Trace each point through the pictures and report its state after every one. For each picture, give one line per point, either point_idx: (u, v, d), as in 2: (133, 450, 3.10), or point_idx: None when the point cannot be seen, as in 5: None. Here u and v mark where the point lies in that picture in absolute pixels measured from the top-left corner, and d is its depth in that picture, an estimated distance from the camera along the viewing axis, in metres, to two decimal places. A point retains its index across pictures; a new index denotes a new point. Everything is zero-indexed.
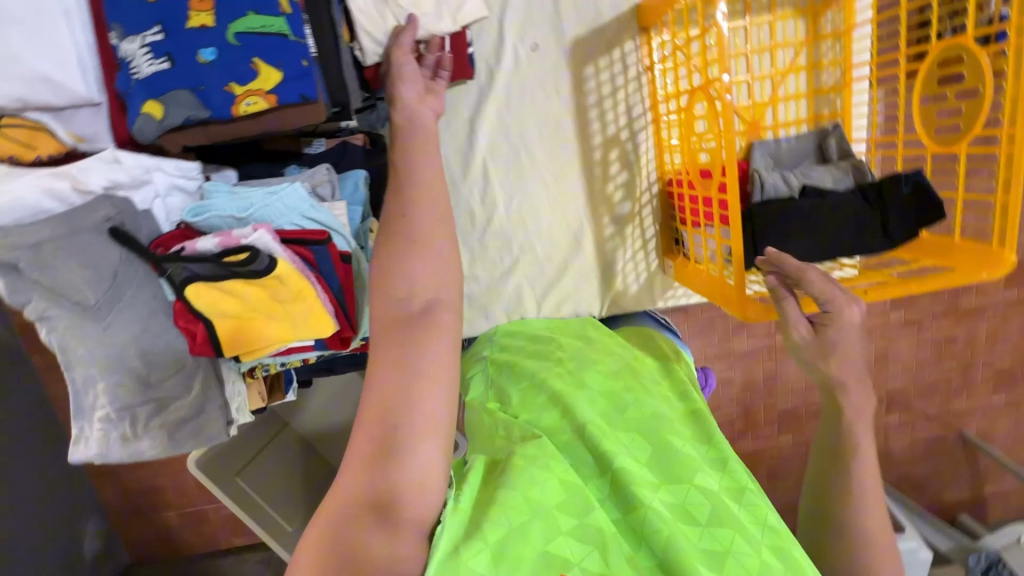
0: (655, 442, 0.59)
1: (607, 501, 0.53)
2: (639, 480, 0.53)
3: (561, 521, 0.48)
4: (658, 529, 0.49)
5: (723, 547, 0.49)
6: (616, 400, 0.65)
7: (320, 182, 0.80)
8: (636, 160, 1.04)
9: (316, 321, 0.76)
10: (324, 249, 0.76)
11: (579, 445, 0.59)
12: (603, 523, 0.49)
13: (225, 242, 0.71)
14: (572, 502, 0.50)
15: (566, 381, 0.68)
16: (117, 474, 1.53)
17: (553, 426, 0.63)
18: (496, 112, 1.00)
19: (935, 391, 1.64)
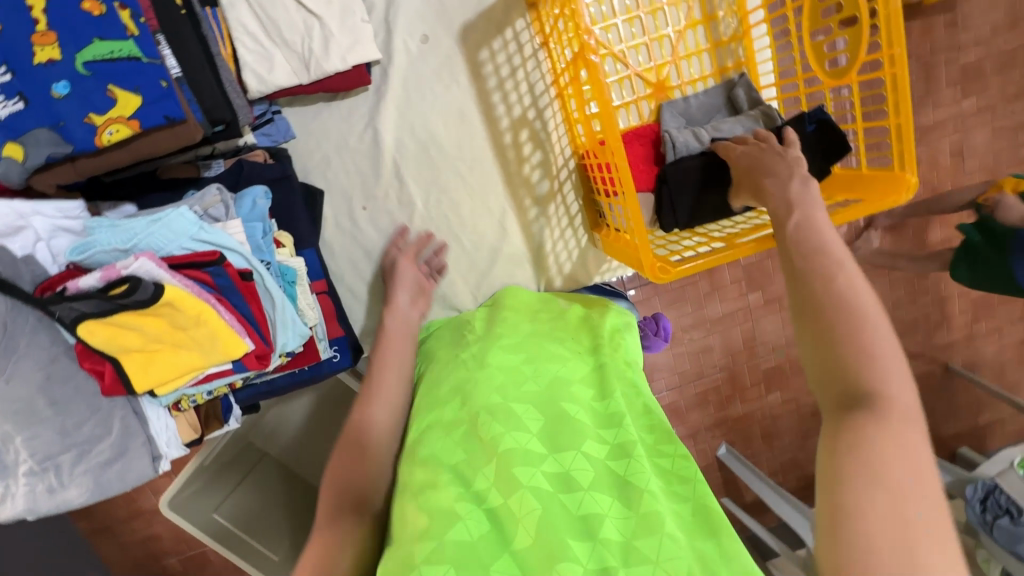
0: (547, 414, 0.59)
1: (490, 488, 0.52)
2: (519, 459, 0.53)
3: (417, 555, 0.47)
4: (530, 513, 0.49)
5: (597, 510, 0.50)
6: (516, 382, 0.64)
7: (212, 204, 0.80)
8: (546, 138, 1.04)
9: (224, 343, 0.76)
10: (220, 269, 0.75)
11: (470, 437, 0.58)
12: (467, 536, 0.48)
13: (107, 275, 0.69)
14: (437, 526, 0.49)
15: (471, 369, 0.68)
16: (106, 532, 1.59)
17: (450, 424, 0.62)
18: (398, 110, 0.99)
19: (915, 328, 1.62)
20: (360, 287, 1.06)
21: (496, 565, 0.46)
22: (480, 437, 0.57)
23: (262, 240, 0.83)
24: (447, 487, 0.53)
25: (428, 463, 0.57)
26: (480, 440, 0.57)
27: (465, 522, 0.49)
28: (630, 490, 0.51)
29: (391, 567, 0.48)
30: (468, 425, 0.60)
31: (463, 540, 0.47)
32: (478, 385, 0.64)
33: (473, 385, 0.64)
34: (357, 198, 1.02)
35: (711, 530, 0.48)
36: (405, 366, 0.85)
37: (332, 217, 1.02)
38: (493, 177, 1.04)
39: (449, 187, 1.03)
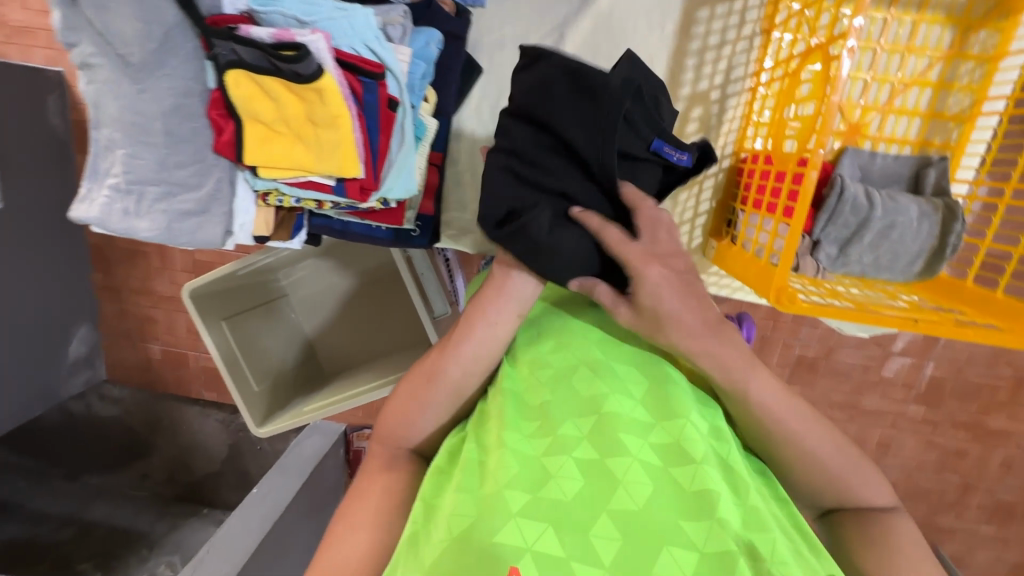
0: (649, 379, 0.64)
1: (583, 442, 0.56)
2: (624, 427, 0.57)
3: (511, 504, 0.52)
4: (634, 486, 0.53)
5: (709, 487, 0.53)
6: (613, 343, 0.68)
7: (393, 22, 0.76)
8: (716, 125, 0.97)
9: (343, 157, 0.74)
10: (374, 85, 0.72)
11: (560, 390, 0.62)
12: (563, 493, 0.53)
13: (280, 35, 0.67)
14: (528, 480, 0.54)
15: (565, 321, 0.71)
16: (121, 294, 1.69)
17: (538, 371, 0.65)
18: (592, 27, 0.94)
19: (979, 520, 1.42)
20: (467, 180, 1.04)
21: (598, 525, 0.51)
22: (566, 392, 0.61)
23: (418, 80, 0.80)
24: (537, 438, 0.58)
25: (512, 415, 0.61)
26: (570, 396, 0.61)
27: (557, 480, 0.54)
28: (731, 472, 0.57)
29: (481, 515, 0.52)
30: (558, 371, 0.64)
31: (560, 498, 0.52)
32: (572, 339, 0.68)
33: (565, 340, 0.68)
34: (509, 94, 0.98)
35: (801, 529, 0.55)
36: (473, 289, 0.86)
37: (476, 102, 0.99)
38: None
39: None
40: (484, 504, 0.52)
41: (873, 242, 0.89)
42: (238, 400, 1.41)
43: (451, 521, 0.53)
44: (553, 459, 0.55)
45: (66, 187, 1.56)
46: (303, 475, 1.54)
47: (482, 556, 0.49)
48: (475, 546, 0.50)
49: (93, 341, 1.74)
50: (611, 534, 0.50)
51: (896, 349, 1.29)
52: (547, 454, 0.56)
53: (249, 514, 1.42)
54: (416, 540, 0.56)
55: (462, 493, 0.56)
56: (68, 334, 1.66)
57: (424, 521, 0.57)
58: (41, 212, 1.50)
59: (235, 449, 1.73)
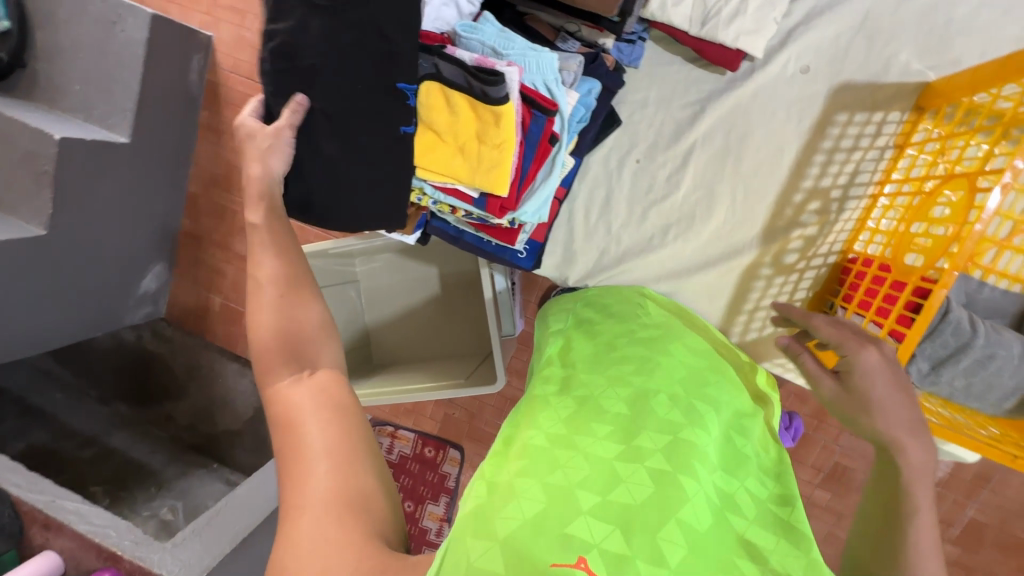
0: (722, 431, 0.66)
1: (658, 453, 0.58)
2: (698, 458, 0.59)
3: (581, 503, 0.52)
4: (700, 511, 0.54)
5: (763, 542, 0.54)
6: (697, 380, 0.72)
7: (568, 68, 0.84)
8: (832, 221, 1.00)
9: (497, 175, 0.81)
10: (543, 120, 0.80)
11: (638, 405, 0.65)
12: (632, 499, 0.53)
13: (480, 61, 0.76)
14: (601, 483, 0.54)
15: (651, 351, 0.76)
16: (200, 243, 1.83)
17: (611, 383, 0.70)
18: (733, 107, 1.00)
19: None
20: (580, 217, 1.09)
21: (665, 530, 0.51)
22: (647, 412, 0.64)
23: (575, 123, 0.88)
24: (609, 441, 0.60)
25: (579, 420, 0.63)
26: (650, 413, 0.64)
27: (627, 485, 0.55)
28: (798, 531, 0.56)
29: (548, 506, 0.51)
30: (637, 392, 0.67)
31: (629, 504, 0.53)
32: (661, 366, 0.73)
33: (650, 367, 0.71)
34: (638, 150, 1.05)
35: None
36: (557, 313, 0.96)
37: (605, 150, 1.06)
38: (757, 217, 1.03)
39: (717, 196, 1.03)
40: (552, 497, 0.52)
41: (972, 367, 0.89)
42: None
43: (521, 506, 0.51)
44: (624, 463, 0.57)
45: (187, 137, 1.70)
46: None
47: (539, 550, 0.47)
48: (545, 532, 0.49)
49: (163, 278, 1.87)
50: (674, 542, 0.50)
51: (936, 480, 1.26)
52: (616, 461, 0.57)
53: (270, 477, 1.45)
54: (475, 509, 0.53)
55: (532, 471, 0.56)
56: (146, 269, 1.79)
57: (478, 496, 0.55)
58: (164, 155, 1.64)
59: None
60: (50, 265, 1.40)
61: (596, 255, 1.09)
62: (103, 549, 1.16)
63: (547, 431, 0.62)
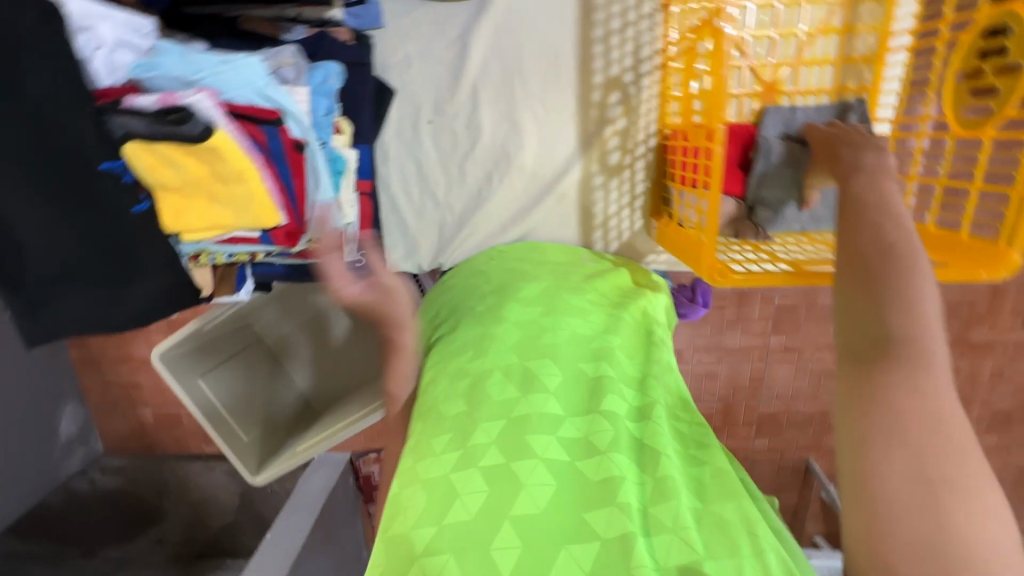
0: (565, 372, 0.61)
1: (493, 447, 0.51)
2: (534, 425, 0.53)
3: (416, 545, 0.44)
4: (540, 487, 0.47)
5: (617, 471, 0.48)
6: (538, 333, 0.67)
7: (284, 63, 0.75)
8: (636, 104, 0.97)
9: (259, 209, 0.73)
10: (276, 131, 0.72)
11: (473, 396, 0.58)
12: (467, 513, 0.46)
13: (164, 100, 0.65)
14: (437, 508, 0.47)
15: (487, 323, 0.71)
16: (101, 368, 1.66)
17: (451, 382, 0.63)
18: (494, 29, 0.93)
19: None
20: (402, 200, 1.02)
21: (501, 536, 0.43)
22: (482, 401, 0.57)
23: (322, 117, 0.79)
24: (449, 453, 0.52)
25: (419, 444, 0.56)
26: (484, 400, 0.57)
27: (463, 499, 0.47)
28: (652, 453, 0.51)
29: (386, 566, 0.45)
30: (471, 380, 0.61)
31: (464, 520, 0.45)
32: (496, 336, 0.67)
33: (484, 346, 0.65)
34: (425, 109, 0.97)
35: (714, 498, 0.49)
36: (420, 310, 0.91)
37: (394, 123, 0.98)
38: (567, 128, 0.98)
39: (520, 124, 0.98)
40: (392, 548, 0.46)
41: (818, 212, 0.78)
42: (228, 452, 1.37)
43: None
44: (456, 472, 0.49)
45: None
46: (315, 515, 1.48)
47: None
48: None
49: (83, 419, 1.70)
50: (511, 544, 0.43)
51: None
52: (449, 474, 0.49)
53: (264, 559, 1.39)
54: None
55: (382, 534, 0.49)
56: (57, 416, 1.62)
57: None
58: None
59: (246, 497, 1.66)
60: None
61: (436, 229, 1.04)
62: None
63: (398, 475, 0.54)
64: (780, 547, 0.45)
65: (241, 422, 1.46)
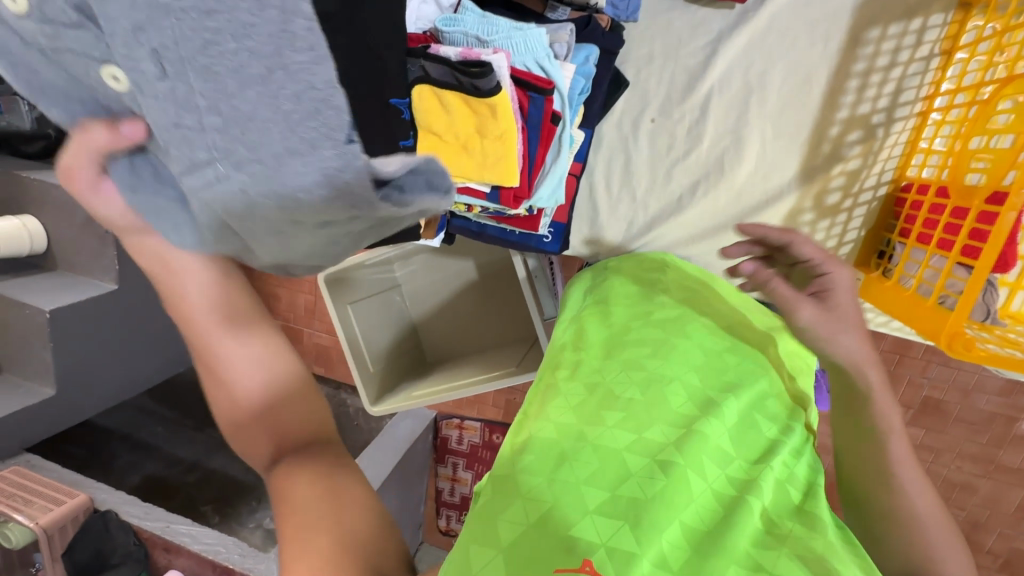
0: (743, 415, 0.57)
1: (669, 445, 0.52)
2: (708, 450, 0.52)
3: (586, 500, 0.47)
4: (707, 509, 0.48)
5: (785, 529, 0.47)
6: (720, 360, 0.65)
7: (560, 39, 0.79)
8: (878, 148, 0.91)
9: (504, 168, 0.79)
10: (540, 100, 0.77)
11: (648, 390, 0.59)
12: (640, 494, 0.48)
13: (466, 54, 0.73)
14: (607, 478, 0.49)
15: (667, 329, 0.70)
16: None
17: (622, 367, 0.63)
18: (747, 43, 0.92)
19: None
20: (602, 190, 1.05)
21: (671, 532, 0.45)
22: (658, 401, 0.57)
23: (576, 96, 0.84)
24: (621, 430, 0.54)
25: (588, 408, 0.57)
26: (661, 404, 0.57)
27: (636, 479, 0.49)
28: (816, 519, 0.50)
29: (553, 504, 0.46)
30: (650, 375, 0.61)
31: (638, 498, 0.47)
32: (677, 347, 0.66)
33: (667, 348, 0.65)
34: (651, 108, 0.99)
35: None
36: (577, 283, 0.92)
37: (618, 115, 1.01)
38: (792, 155, 0.95)
39: (745, 141, 0.96)
40: (556, 488, 0.48)
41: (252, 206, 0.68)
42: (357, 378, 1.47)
43: (523, 504, 0.47)
44: (633, 456, 0.51)
45: None
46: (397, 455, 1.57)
47: (532, 556, 0.42)
48: (545, 538, 0.44)
49: None
50: (680, 545, 0.45)
51: None
52: (625, 454, 0.51)
53: None
54: (479, 511, 0.49)
55: (530, 472, 0.50)
56: None
57: (491, 493, 0.50)
58: None
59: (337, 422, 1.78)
60: (121, 312, 1.50)
61: (624, 226, 1.05)
62: (216, 565, 1.24)
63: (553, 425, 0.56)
64: None
65: (375, 354, 1.56)
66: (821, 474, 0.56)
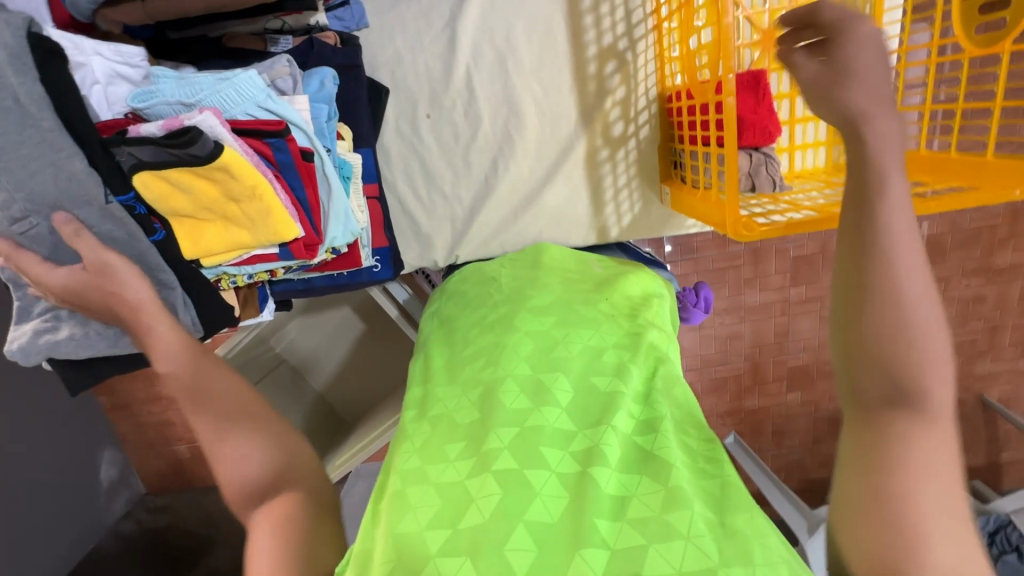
0: (577, 386, 0.57)
1: (505, 452, 0.49)
2: (546, 438, 0.51)
3: (428, 547, 0.44)
4: (552, 499, 0.47)
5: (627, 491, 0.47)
6: (551, 338, 0.64)
7: (280, 74, 0.74)
8: (634, 71, 0.95)
9: (277, 222, 0.72)
10: (282, 143, 0.71)
11: (486, 401, 0.56)
12: (480, 518, 0.45)
13: (169, 124, 0.66)
14: (448, 513, 0.46)
15: (499, 331, 0.67)
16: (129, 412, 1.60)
17: (463, 388, 0.60)
18: (480, 13, 0.92)
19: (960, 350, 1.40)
20: (411, 200, 1.01)
21: (513, 540, 0.43)
22: (495, 408, 0.54)
23: (324, 123, 0.78)
24: (462, 462, 0.51)
25: (431, 447, 0.54)
26: (497, 407, 0.54)
27: (477, 503, 0.46)
28: (657, 462, 0.49)
29: (394, 565, 0.43)
30: (485, 387, 0.58)
31: (478, 525, 0.44)
32: (507, 347, 0.63)
33: (500, 351, 0.62)
34: (422, 104, 0.96)
35: (727, 517, 0.45)
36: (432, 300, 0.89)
37: (392, 121, 0.97)
38: (567, 103, 0.97)
39: (520, 105, 0.96)
40: (399, 546, 0.45)
41: (35, 330, 0.76)
42: None
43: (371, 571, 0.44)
44: (472, 479, 0.48)
45: None
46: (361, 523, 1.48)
47: None
48: None
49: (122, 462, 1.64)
50: (526, 551, 0.43)
51: None
52: (465, 482, 0.48)
53: None
54: None
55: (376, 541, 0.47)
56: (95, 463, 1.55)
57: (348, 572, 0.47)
58: None
59: None
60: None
61: (448, 225, 1.03)
62: None
63: (399, 470, 0.53)
64: (788, 549, 0.44)
65: None
66: (665, 401, 0.56)
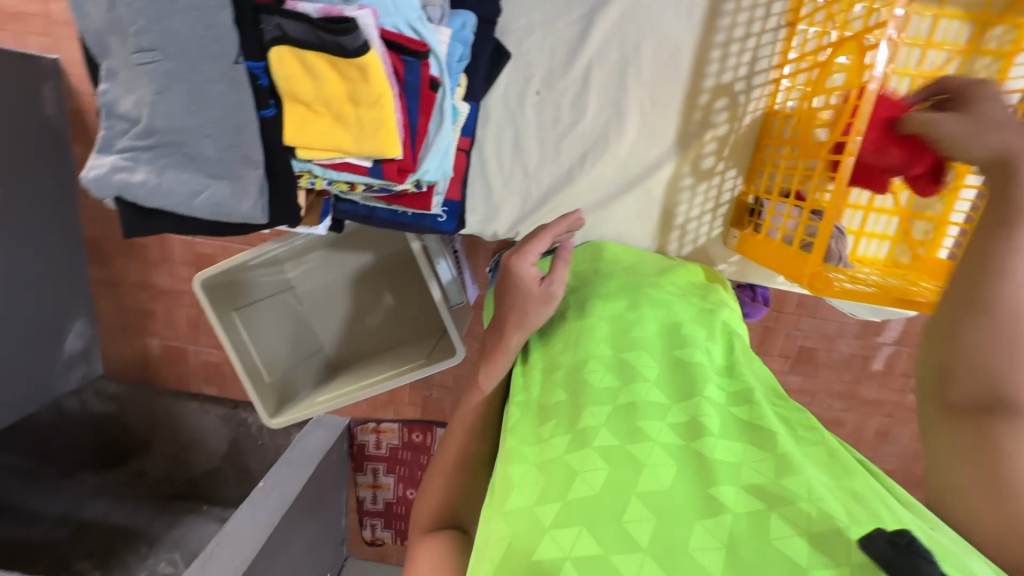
0: (661, 363, 0.61)
1: (603, 431, 0.52)
2: (641, 413, 0.54)
3: (543, 518, 0.46)
4: (660, 467, 0.48)
5: (731, 457, 0.49)
6: (627, 326, 0.68)
7: (433, 2, 0.77)
8: (741, 115, 0.98)
9: (385, 137, 0.73)
10: (416, 65, 0.73)
11: (574, 383, 0.60)
12: (592, 489, 0.47)
13: (328, 10, 0.67)
14: (558, 485, 0.48)
15: (576, 320, 0.71)
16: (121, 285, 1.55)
17: (559, 380, 0.62)
18: (620, 14, 0.94)
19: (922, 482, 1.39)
20: (492, 167, 1.03)
21: (629, 511, 0.44)
22: (585, 393, 0.58)
23: (456, 63, 0.82)
24: (558, 439, 0.54)
25: (528, 428, 0.58)
26: (588, 390, 0.58)
27: (583, 476, 0.48)
28: (762, 430, 0.51)
29: (515, 532, 0.46)
30: (570, 369, 0.63)
31: (588, 496, 0.46)
32: (587, 332, 0.67)
33: (585, 338, 0.66)
34: (535, 81, 0.99)
35: (842, 480, 0.46)
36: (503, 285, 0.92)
37: (502, 87, 0.99)
38: (668, 124, 0.99)
39: (626, 111, 0.99)
40: (513, 520, 0.47)
41: (112, 166, 0.73)
42: (251, 392, 1.33)
43: (498, 541, 0.47)
44: (574, 454, 0.51)
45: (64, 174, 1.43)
46: (311, 468, 1.43)
47: None
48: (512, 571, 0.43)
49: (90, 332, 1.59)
50: (643, 518, 0.44)
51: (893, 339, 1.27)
52: (568, 455, 0.51)
53: (258, 507, 1.31)
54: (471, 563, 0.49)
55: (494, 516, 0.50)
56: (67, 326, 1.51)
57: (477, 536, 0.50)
58: (46, 192, 1.38)
59: (237, 445, 1.56)
60: None
61: (518, 200, 1.05)
62: None
63: (503, 455, 0.57)
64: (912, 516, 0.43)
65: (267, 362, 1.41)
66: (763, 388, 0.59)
